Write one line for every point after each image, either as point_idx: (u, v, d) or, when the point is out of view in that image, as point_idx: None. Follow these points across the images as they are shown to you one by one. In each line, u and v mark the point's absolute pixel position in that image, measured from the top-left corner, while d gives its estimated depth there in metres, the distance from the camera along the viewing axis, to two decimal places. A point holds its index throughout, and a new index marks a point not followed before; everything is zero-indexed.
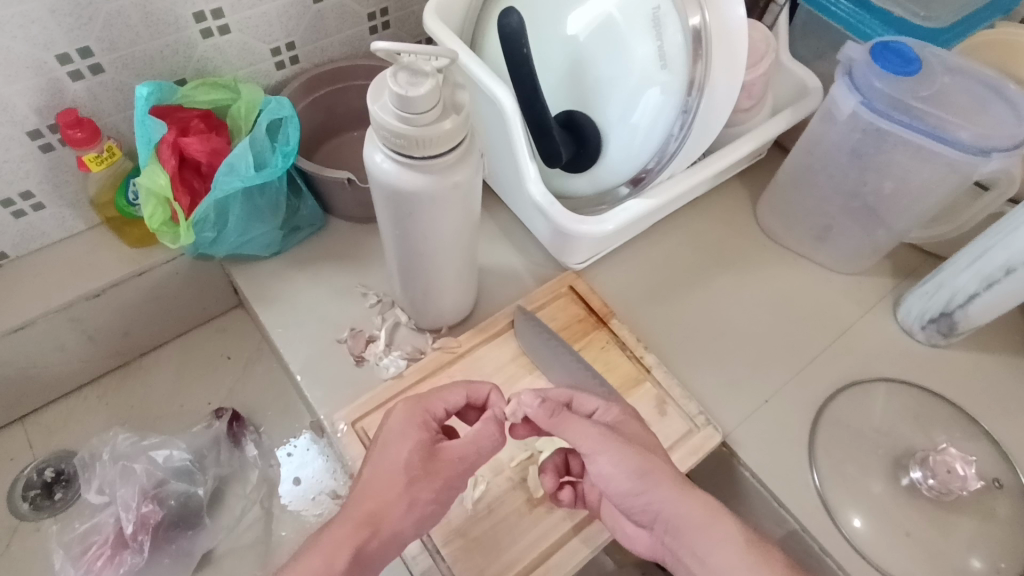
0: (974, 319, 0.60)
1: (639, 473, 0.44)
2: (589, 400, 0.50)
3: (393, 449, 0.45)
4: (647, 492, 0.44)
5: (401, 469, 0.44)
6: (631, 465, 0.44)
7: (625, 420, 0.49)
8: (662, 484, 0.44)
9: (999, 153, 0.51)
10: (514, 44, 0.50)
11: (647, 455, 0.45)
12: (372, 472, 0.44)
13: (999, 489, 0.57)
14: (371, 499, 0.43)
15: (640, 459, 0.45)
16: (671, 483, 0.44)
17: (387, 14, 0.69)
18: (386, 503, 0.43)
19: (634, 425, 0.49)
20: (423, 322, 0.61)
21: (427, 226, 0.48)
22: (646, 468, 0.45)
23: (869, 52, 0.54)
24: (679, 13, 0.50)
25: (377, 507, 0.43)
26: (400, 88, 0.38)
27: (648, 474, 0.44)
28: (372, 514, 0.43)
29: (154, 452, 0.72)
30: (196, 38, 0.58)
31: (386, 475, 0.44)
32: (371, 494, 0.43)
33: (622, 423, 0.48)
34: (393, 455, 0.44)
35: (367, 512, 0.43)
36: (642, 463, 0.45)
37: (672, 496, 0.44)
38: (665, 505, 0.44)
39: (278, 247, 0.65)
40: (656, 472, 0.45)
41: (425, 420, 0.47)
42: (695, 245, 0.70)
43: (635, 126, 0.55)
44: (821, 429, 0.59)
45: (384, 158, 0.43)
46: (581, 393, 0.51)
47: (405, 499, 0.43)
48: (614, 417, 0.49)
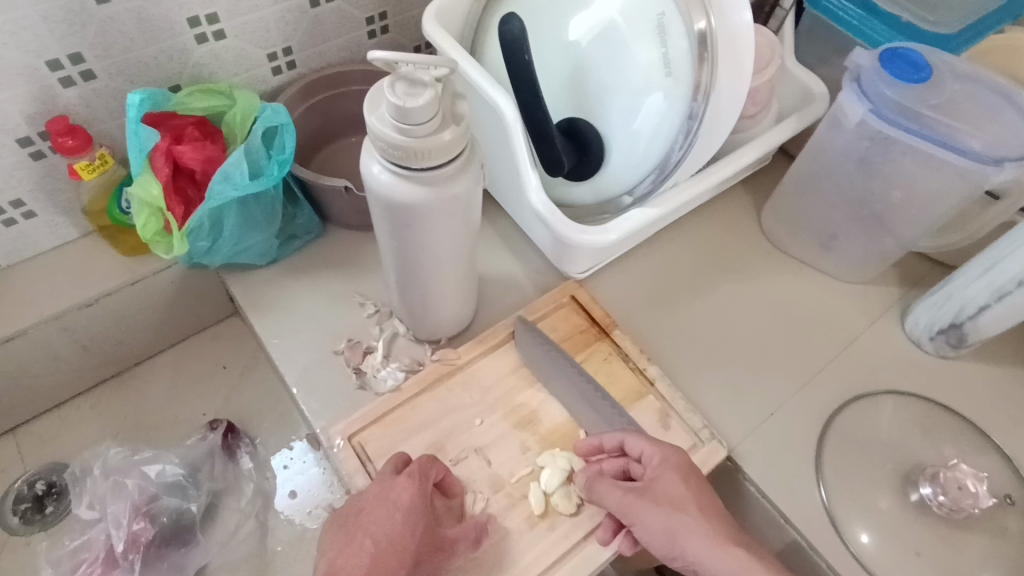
0: (984, 332, 0.59)
1: (669, 537, 0.45)
2: (636, 445, 0.50)
3: (390, 518, 0.48)
4: (680, 553, 0.45)
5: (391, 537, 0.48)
6: (660, 528, 0.46)
7: (662, 475, 0.48)
8: (694, 539, 0.44)
9: (1011, 164, 0.50)
10: (515, 51, 0.49)
11: (678, 513, 0.46)
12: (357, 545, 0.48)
13: (1011, 505, 0.56)
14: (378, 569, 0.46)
15: (667, 521, 0.46)
16: (704, 539, 0.44)
17: (386, 18, 0.67)
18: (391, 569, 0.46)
19: (671, 477, 0.48)
20: (421, 333, 0.60)
21: (426, 238, 0.46)
22: (673, 528, 0.45)
23: (879, 58, 0.53)
24: (684, 18, 0.49)
25: None
26: (397, 99, 0.36)
27: (676, 538, 0.45)
28: None
29: (147, 466, 0.71)
30: (191, 44, 0.57)
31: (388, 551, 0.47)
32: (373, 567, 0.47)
33: (655, 479, 0.48)
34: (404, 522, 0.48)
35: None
36: (670, 525, 0.46)
37: (701, 557, 0.44)
38: (700, 564, 0.44)
39: (274, 255, 0.64)
40: (685, 531, 0.45)
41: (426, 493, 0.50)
42: (698, 252, 0.69)
43: (638, 133, 0.54)
44: (828, 443, 0.58)
45: (381, 168, 0.42)
46: (630, 437, 0.50)
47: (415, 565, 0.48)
48: (656, 467, 0.49)
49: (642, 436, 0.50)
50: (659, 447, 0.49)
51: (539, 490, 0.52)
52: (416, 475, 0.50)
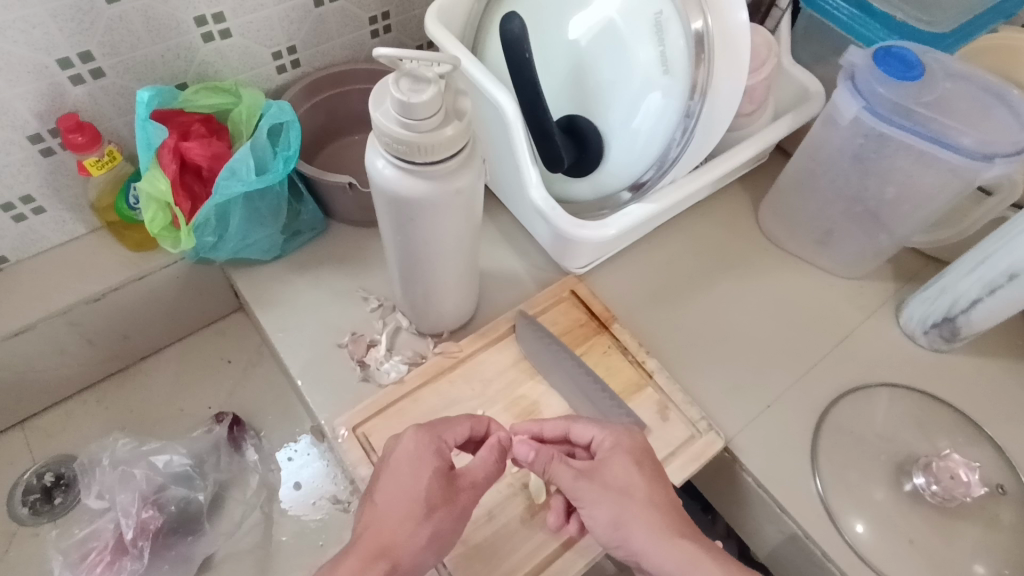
0: (977, 325, 0.60)
1: (614, 525, 0.45)
2: (585, 431, 0.50)
3: (405, 474, 0.46)
4: (625, 542, 0.45)
5: (415, 496, 0.45)
6: (606, 515, 0.45)
7: (613, 458, 0.48)
8: (636, 534, 0.44)
9: (1001, 160, 0.51)
10: (516, 49, 0.50)
11: (623, 502, 0.45)
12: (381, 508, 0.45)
13: (1003, 495, 0.57)
14: (383, 532, 0.43)
15: (615, 509, 0.45)
16: (646, 532, 0.44)
17: (388, 18, 0.68)
18: (399, 534, 0.43)
19: (622, 463, 0.47)
20: (424, 327, 0.61)
21: (429, 232, 0.47)
22: (621, 519, 0.45)
23: (872, 57, 0.54)
24: (682, 17, 0.50)
25: (393, 540, 0.43)
26: (403, 95, 0.38)
27: (623, 526, 0.45)
28: (388, 547, 0.43)
29: (154, 457, 0.72)
30: (197, 42, 0.58)
31: (399, 506, 0.44)
32: (382, 528, 0.44)
33: (606, 463, 0.48)
34: (414, 472, 0.46)
35: (377, 544, 0.43)
36: (617, 514, 0.45)
37: (645, 548, 0.44)
38: (643, 555, 0.44)
39: (279, 251, 0.65)
40: (631, 522, 0.45)
41: (439, 448, 0.47)
42: (697, 248, 0.70)
43: (637, 131, 0.55)
44: (823, 435, 0.59)
45: (385, 163, 0.43)
46: (577, 425, 0.50)
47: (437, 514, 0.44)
48: (606, 452, 0.48)
49: (589, 423, 0.50)
50: (612, 433, 0.49)
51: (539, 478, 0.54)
52: (424, 429, 0.48)
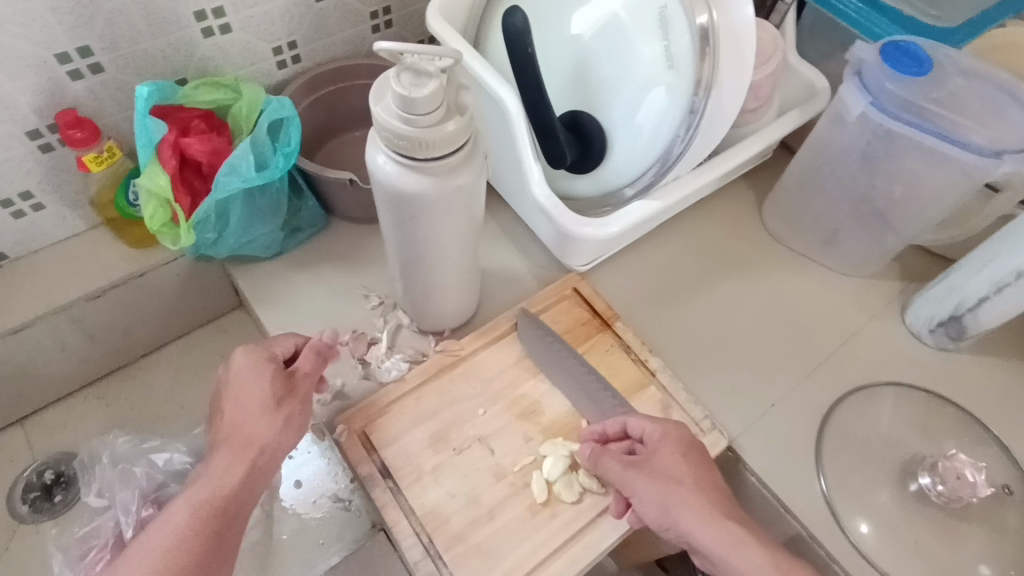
0: (984, 324, 0.59)
1: (663, 509, 0.46)
2: (634, 426, 0.51)
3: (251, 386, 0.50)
4: (674, 527, 0.46)
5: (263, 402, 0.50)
6: (655, 499, 0.47)
7: (662, 448, 0.49)
8: (685, 517, 0.46)
9: (1011, 157, 0.50)
10: (519, 44, 0.50)
11: (673, 490, 0.47)
12: (242, 416, 0.50)
13: (1009, 496, 0.56)
14: (246, 429, 0.49)
15: (664, 494, 0.47)
16: (693, 517, 0.45)
17: (390, 13, 0.68)
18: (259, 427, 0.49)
19: (672, 453, 0.49)
20: (425, 325, 0.61)
21: (431, 228, 0.47)
22: (668, 502, 0.46)
23: (880, 52, 0.53)
24: (687, 12, 0.50)
25: (255, 434, 0.49)
26: (403, 90, 0.36)
27: (671, 510, 0.46)
28: (253, 441, 0.49)
29: (155, 454, 0.71)
30: (197, 37, 0.58)
31: (263, 429, 0.49)
32: (243, 426, 0.49)
33: (657, 452, 0.49)
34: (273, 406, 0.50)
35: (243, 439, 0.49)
36: (663, 498, 0.46)
37: (693, 530, 0.45)
38: (695, 536, 0.45)
39: (279, 248, 0.64)
40: (682, 505, 0.46)
41: (273, 357, 0.52)
42: (700, 245, 0.70)
43: (641, 127, 0.54)
44: (828, 434, 0.58)
45: (386, 159, 0.43)
46: (631, 417, 0.51)
47: (279, 420, 0.50)
48: (654, 441, 0.49)
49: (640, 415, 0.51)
50: (662, 424, 0.50)
51: (544, 479, 0.52)
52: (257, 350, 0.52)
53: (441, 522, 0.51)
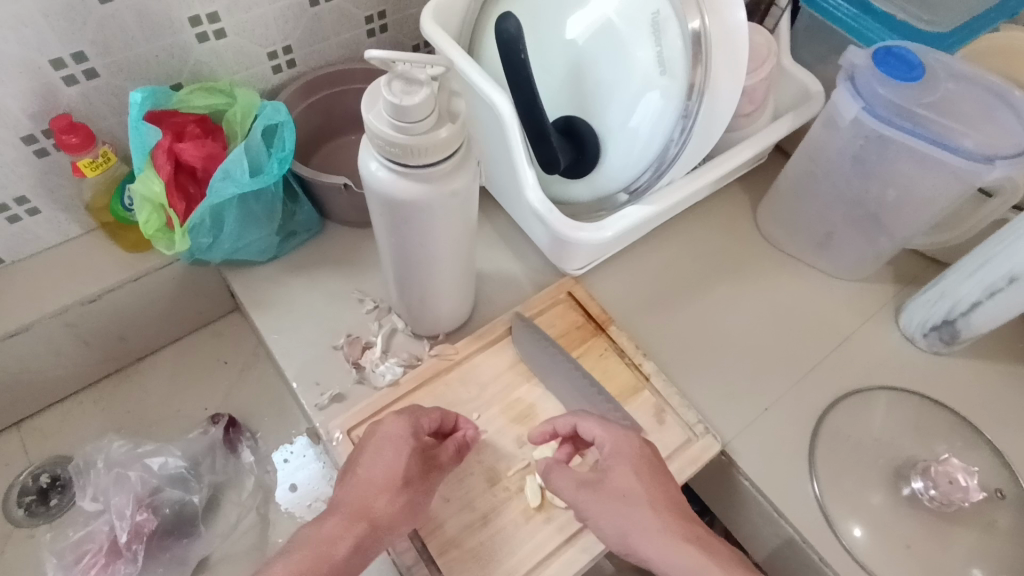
0: (976, 328, 0.59)
1: (623, 536, 0.46)
2: (587, 430, 0.51)
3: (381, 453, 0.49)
4: (634, 551, 0.46)
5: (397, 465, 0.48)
6: (615, 525, 0.46)
7: (615, 464, 0.48)
8: (647, 542, 0.45)
9: (1003, 162, 0.50)
10: (512, 50, 0.49)
11: (630, 513, 0.46)
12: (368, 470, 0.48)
13: (1001, 500, 0.57)
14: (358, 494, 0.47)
15: (623, 518, 0.46)
16: (656, 542, 0.45)
17: (385, 17, 0.68)
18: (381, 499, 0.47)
19: (626, 469, 0.48)
20: (420, 329, 0.61)
21: (424, 234, 0.47)
22: (627, 529, 0.46)
23: (873, 57, 0.54)
24: (680, 17, 0.50)
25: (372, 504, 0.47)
26: (394, 97, 0.36)
27: (631, 536, 0.46)
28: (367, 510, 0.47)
29: (150, 459, 0.72)
30: (191, 42, 0.58)
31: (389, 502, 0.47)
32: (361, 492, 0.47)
33: (612, 469, 0.48)
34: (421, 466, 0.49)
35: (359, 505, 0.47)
36: (622, 524, 0.46)
37: (653, 556, 0.45)
38: (655, 562, 0.45)
39: (274, 252, 0.64)
40: (638, 530, 0.45)
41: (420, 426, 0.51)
42: (694, 248, 0.70)
43: (634, 131, 0.54)
44: (822, 438, 0.59)
45: (379, 165, 0.43)
46: (583, 422, 0.51)
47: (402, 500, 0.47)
48: (608, 458, 0.49)
49: (593, 421, 0.51)
50: (612, 438, 0.50)
51: (535, 483, 0.53)
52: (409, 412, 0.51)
53: (434, 527, 0.51)
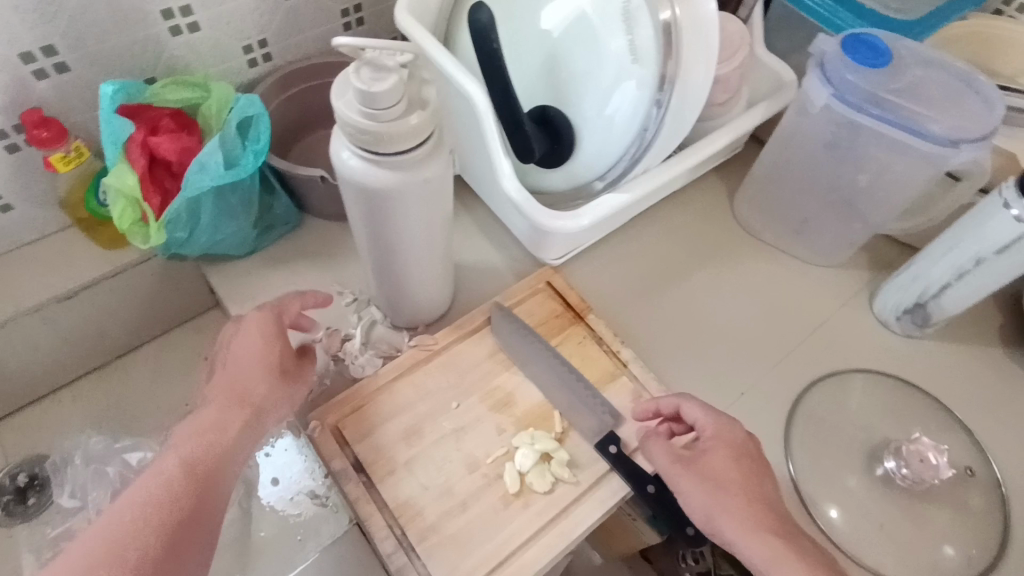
0: (947, 310, 0.61)
1: (707, 515, 0.47)
2: (693, 412, 0.52)
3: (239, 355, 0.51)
4: (718, 534, 0.47)
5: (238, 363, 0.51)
6: (701, 504, 0.47)
7: (715, 448, 0.49)
8: (732, 524, 0.46)
9: (969, 145, 0.51)
10: (484, 39, 0.50)
11: (720, 494, 0.47)
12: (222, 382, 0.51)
13: (971, 477, 0.58)
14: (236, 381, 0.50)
15: (711, 500, 0.47)
16: (738, 526, 0.46)
17: (361, 10, 0.68)
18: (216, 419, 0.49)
19: (723, 455, 0.49)
20: (400, 320, 0.61)
21: (400, 222, 0.47)
22: (713, 508, 0.47)
23: (841, 44, 0.54)
24: (651, 8, 0.50)
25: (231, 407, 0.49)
26: (363, 84, 0.36)
27: (715, 517, 0.47)
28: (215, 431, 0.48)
29: (129, 454, 0.72)
30: (165, 35, 0.57)
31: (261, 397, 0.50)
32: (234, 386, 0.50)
33: (710, 453, 0.49)
34: (255, 367, 0.50)
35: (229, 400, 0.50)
36: (711, 506, 0.47)
37: (738, 540, 0.45)
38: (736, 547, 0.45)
39: (253, 245, 0.64)
40: (726, 511, 0.46)
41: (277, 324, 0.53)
42: (672, 237, 0.71)
43: (609, 120, 0.55)
44: (798, 419, 0.60)
45: (351, 153, 0.43)
46: (687, 404, 0.52)
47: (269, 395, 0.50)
48: (709, 439, 0.50)
49: (697, 405, 0.52)
50: (714, 422, 0.51)
51: (515, 470, 0.53)
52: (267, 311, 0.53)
53: (414, 514, 0.51)
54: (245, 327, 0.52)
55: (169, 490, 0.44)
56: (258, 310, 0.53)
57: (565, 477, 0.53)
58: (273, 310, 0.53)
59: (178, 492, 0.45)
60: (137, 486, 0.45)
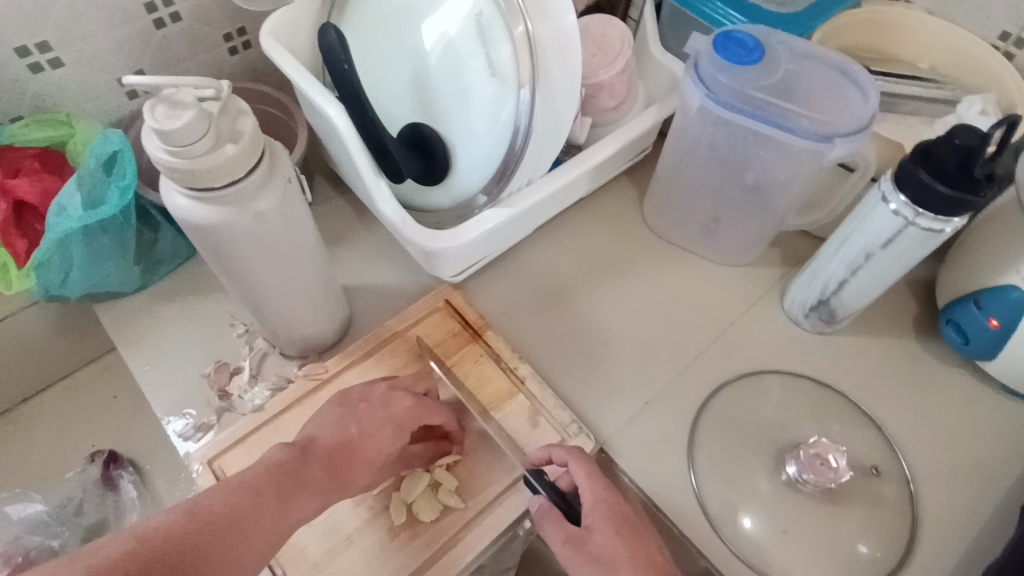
0: (850, 305, 0.59)
1: None
2: (577, 473, 0.49)
3: (383, 430, 0.49)
4: None
5: (387, 444, 0.49)
6: None
7: (596, 518, 0.46)
8: None
9: (842, 140, 0.50)
10: (334, 61, 0.48)
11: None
12: (361, 437, 0.48)
13: (878, 475, 0.57)
14: (361, 446, 0.47)
15: None
16: None
17: (245, 34, 0.66)
18: (360, 466, 0.47)
19: (606, 530, 0.46)
20: (289, 350, 0.59)
21: (252, 257, 0.46)
22: None
23: (713, 43, 0.53)
24: (505, 21, 0.49)
25: (353, 475, 0.46)
26: (157, 124, 0.35)
27: None
28: (342, 477, 0.46)
29: (13, 507, 0.72)
30: (25, 75, 0.56)
31: (377, 455, 0.48)
32: (354, 449, 0.47)
33: (593, 528, 0.46)
34: (388, 438, 0.48)
35: (342, 463, 0.46)
36: None
37: None
38: None
39: (140, 282, 0.62)
40: None
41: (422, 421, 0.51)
42: (578, 245, 0.69)
43: (480, 135, 0.53)
44: (702, 425, 0.58)
45: (177, 193, 0.41)
46: (572, 464, 0.49)
47: (377, 471, 0.48)
48: (590, 511, 0.47)
49: (581, 466, 0.49)
50: (594, 489, 0.48)
51: (402, 500, 0.52)
52: (423, 402, 0.52)
53: (294, 553, 0.50)
54: (394, 404, 0.50)
55: (194, 520, 0.38)
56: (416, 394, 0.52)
57: (453, 505, 0.52)
58: (400, 386, 0.52)
59: (214, 519, 0.39)
60: (161, 514, 0.38)
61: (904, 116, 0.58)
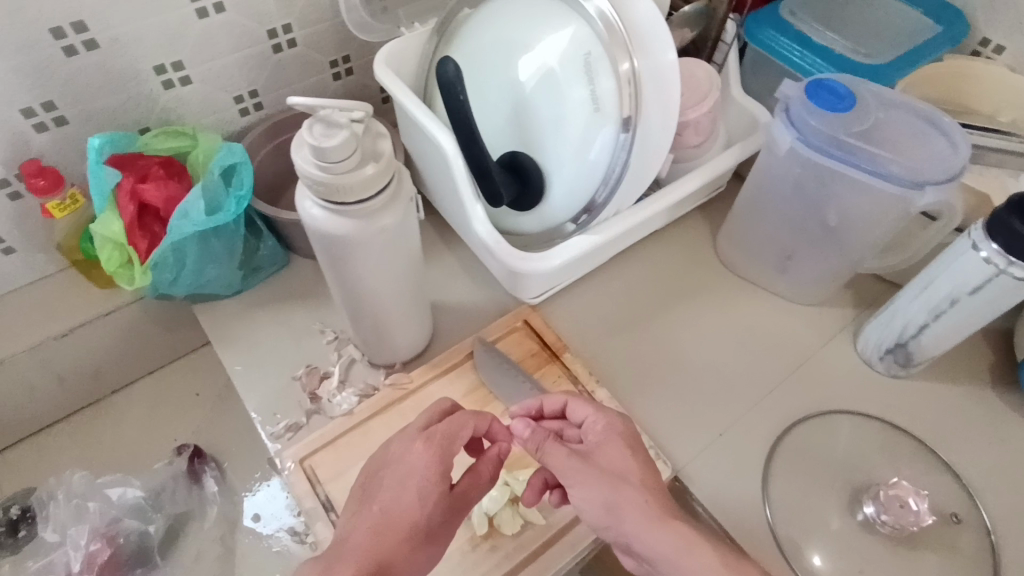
0: (928, 349, 0.59)
1: (606, 507, 0.43)
2: (580, 409, 0.52)
3: (405, 489, 0.44)
4: (615, 526, 0.43)
5: (417, 500, 0.44)
6: (596, 497, 0.44)
7: (606, 441, 0.48)
8: (630, 517, 0.42)
9: (933, 187, 0.51)
10: (451, 92, 0.51)
11: (616, 486, 0.44)
12: (385, 513, 0.43)
13: (958, 523, 0.56)
14: (390, 515, 0.43)
15: (608, 491, 0.44)
16: (640, 516, 0.42)
17: (350, 61, 0.70)
18: (394, 549, 0.42)
19: (616, 446, 0.47)
20: (376, 359, 0.62)
21: (365, 268, 0.49)
22: (613, 500, 0.43)
23: (805, 89, 0.55)
24: (611, 59, 0.52)
25: (391, 554, 0.41)
26: (314, 140, 0.39)
27: (615, 509, 0.43)
28: (385, 563, 0.41)
29: (109, 490, 0.79)
30: (158, 90, 0.61)
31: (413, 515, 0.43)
32: (384, 526, 0.42)
33: (602, 446, 0.48)
34: (416, 497, 0.44)
35: (382, 556, 0.41)
36: (608, 496, 0.43)
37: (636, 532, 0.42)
38: (634, 539, 0.42)
39: (239, 286, 0.66)
40: (623, 504, 0.43)
41: (450, 459, 0.46)
42: (653, 275, 0.71)
43: (576, 165, 0.56)
44: (777, 459, 0.59)
45: (313, 204, 0.44)
46: (575, 402, 0.52)
47: (423, 543, 0.43)
48: (599, 434, 0.49)
49: (585, 403, 0.52)
50: (603, 417, 0.50)
51: (483, 513, 0.53)
52: (436, 439, 0.46)
53: None
54: (408, 454, 0.46)
55: None
56: (424, 434, 0.47)
57: (533, 520, 0.53)
58: (415, 428, 0.48)
59: None
60: None
61: (988, 167, 0.59)
